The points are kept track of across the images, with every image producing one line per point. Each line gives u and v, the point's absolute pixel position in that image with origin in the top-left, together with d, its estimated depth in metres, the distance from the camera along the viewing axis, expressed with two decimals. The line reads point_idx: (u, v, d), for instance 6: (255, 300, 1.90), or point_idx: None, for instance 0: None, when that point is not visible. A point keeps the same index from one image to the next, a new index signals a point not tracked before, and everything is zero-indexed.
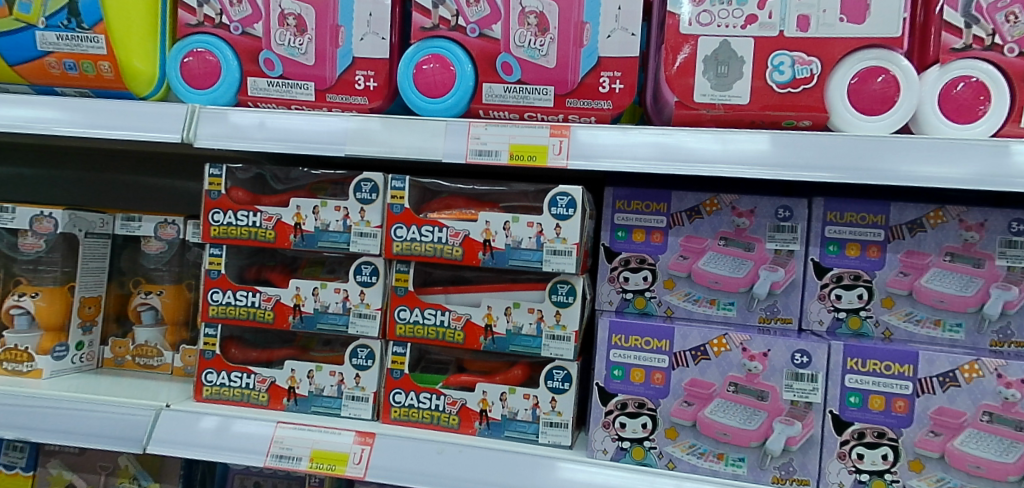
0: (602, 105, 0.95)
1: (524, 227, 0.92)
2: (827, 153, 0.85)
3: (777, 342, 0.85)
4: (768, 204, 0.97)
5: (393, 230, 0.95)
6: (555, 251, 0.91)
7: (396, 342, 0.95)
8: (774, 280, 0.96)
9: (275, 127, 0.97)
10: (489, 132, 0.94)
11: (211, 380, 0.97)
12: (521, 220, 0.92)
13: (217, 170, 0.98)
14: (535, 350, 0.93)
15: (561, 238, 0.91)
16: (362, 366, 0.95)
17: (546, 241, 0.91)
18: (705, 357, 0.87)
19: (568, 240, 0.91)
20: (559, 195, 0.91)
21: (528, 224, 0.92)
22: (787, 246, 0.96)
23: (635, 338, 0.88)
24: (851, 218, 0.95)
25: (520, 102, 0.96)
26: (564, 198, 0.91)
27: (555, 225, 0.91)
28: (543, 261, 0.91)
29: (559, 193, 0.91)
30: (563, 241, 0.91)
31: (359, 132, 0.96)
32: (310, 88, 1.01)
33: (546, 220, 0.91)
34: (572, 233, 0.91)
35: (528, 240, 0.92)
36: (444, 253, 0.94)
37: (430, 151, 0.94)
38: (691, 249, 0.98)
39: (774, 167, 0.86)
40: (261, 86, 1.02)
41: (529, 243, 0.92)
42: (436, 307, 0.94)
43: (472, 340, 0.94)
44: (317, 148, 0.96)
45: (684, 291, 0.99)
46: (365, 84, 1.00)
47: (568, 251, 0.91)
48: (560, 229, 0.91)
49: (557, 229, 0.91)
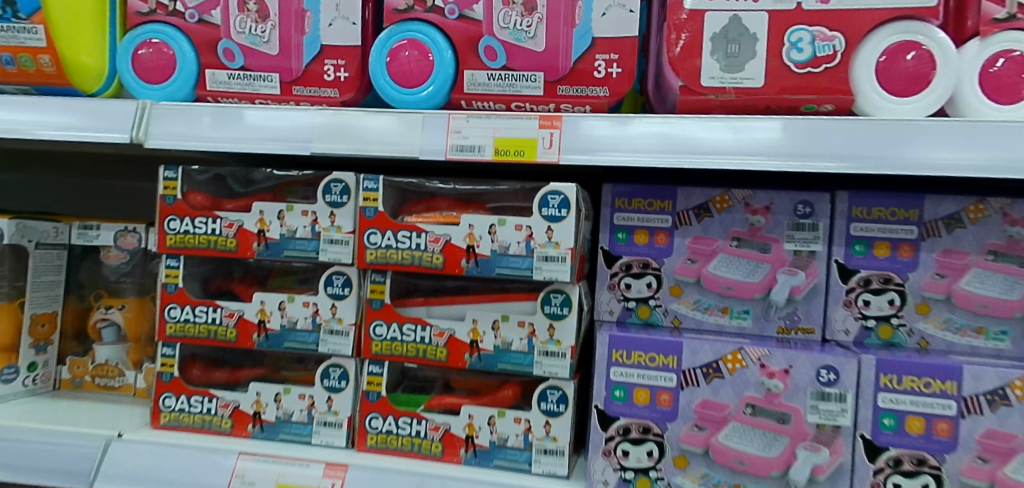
0: (598, 93, 0.84)
1: (512, 231, 0.82)
2: (854, 141, 0.75)
3: (800, 357, 0.75)
4: (786, 199, 0.86)
5: (365, 236, 0.85)
6: (546, 257, 0.81)
7: (372, 361, 0.85)
8: (793, 285, 0.85)
9: (235, 124, 0.87)
10: (471, 124, 0.83)
11: (169, 405, 0.88)
12: (508, 223, 0.82)
13: (172, 173, 0.88)
14: (526, 368, 0.83)
15: (553, 242, 0.81)
16: (335, 388, 0.85)
17: (537, 246, 0.81)
18: (717, 375, 0.77)
19: (561, 245, 0.81)
20: (550, 194, 0.81)
21: (516, 228, 0.82)
22: (808, 247, 0.86)
23: (638, 353, 0.79)
24: (879, 214, 0.84)
25: (506, 91, 0.86)
26: (556, 198, 0.81)
27: (546, 228, 0.81)
28: (534, 268, 0.81)
29: (550, 191, 0.81)
30: (556, 245, 0.81)
31: (327, 128, 0.86)
32: (274, 80, 0.91)
33: (536, 223, 0.81)
34: (565, 237, 0.81)
35: (516, 245, 0.82)
36: (424, 262, 0.84)
37: (407, 144, 0.84)
38: (700, 251, 0.88)
39: (794, 158, 0.76)
40: (221, 79, 0.92)
41: (518, 249, 0.82)
42: (415, 322, 0.84)
43: (456, 358, 0.84)
44: (282, 147, 0.87)
45: (692, 298, 0.89)
46: (335, 75, 0.90)
47: (561, 258, 0.81)
48: (552, 233, 0.81)
49: (549, 232, 0.81)
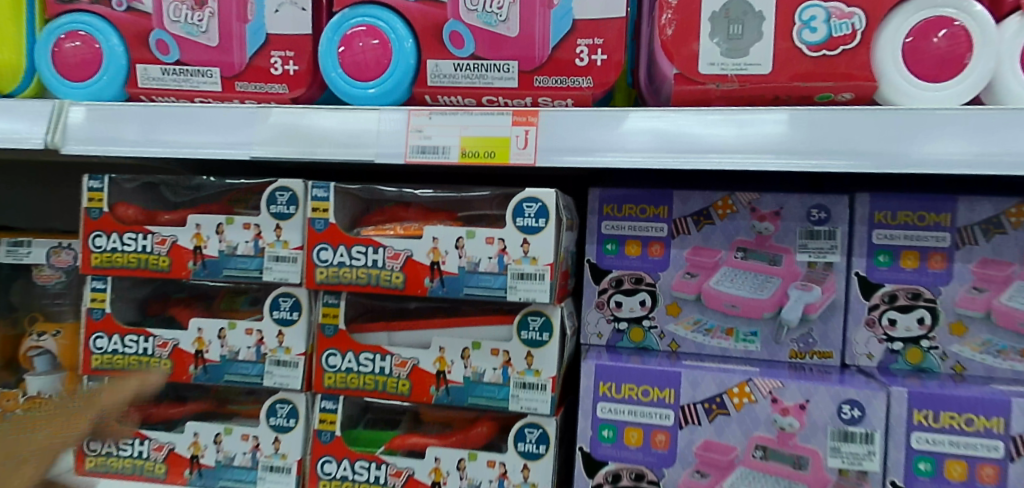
0: (581, 83, 0.72)
1: (482, 245, 0.70)
2: (881, 136, 0.64)
3: (818, 391, 0.64)
4: (797, 203, 0.75)
5: (314, 252, 0.73)
6: (522, 275, 0.70)
7: (326, 396, 0.74)
8: (808, 302, 0.74)
9: (165, 125, 0.76)
10: (434, 122, 0.72)
11: (95, 448, 0.77)
12: (477, 235, 0.70)
13: (97, 182, 0.76)
14: (500, 403, 0.72)
15: (530, 257, 0.70)
16: (282, 427, 0.75)
17: (511, 262, 0.70)
18: (722, 411, 0.66)
19: (539, 261, 0.69)
20: (526, 202, 0.70)
21: (486, 241, 0.70)
22: (824, 258, 0.75)
23: (629, 386, 0.68)
24: (905, 218, 0.73)
25: (476, 83, 0.74)
26: (533, 206, 0.70)
27: (521, 241, 0.70)
28: (508, 288, 0.70)
29: (525, 198, 0.70)
30: (532, 261, 0.69)
31: (270, 129, 0.75)
32: (214, 76, 0.79)
33: (510, 235, 0.70)
34: (544, 251, 0.69)
35: (488, 261, 0.70)
36: (382, 281, 0.72)
37: (361, 144, 0.72)
38: (700, 264, 0.77)
39: (807, 156, 0.65)
40: (154, 75, 0.80)
41: (489, 265, 0.70)
42: (373, 351, 0.74)
43: (421, 392, 0.73)
44: (217, 152, 0.75)
45: (692, 318, 0.78)
46: (283, 68, 0.78)
47: (539, 275, 0.69)
48: (528, 247, 0.69)
49: (524, 246, 0.70)
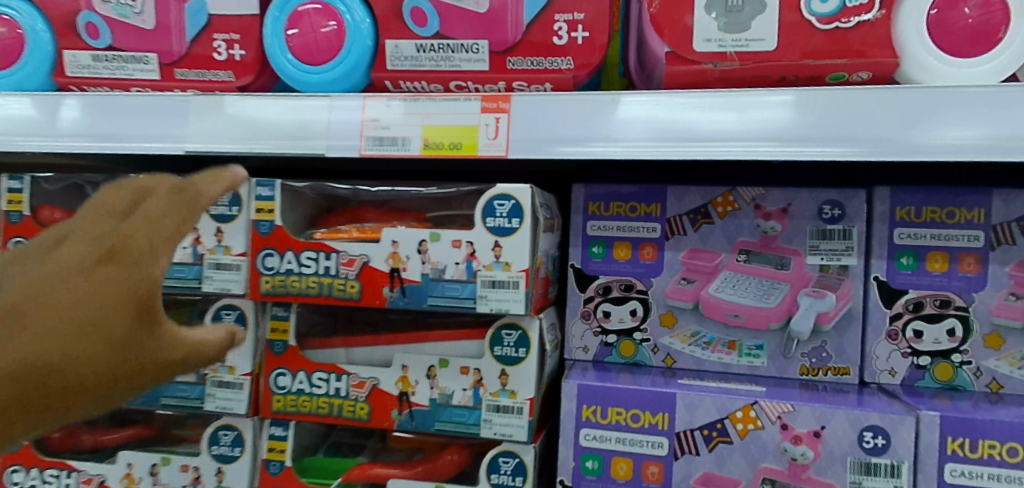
0: (560, 65, 0.63)
1: (449, 250, 0.62)
2: (907, 120, 0.55)
3: (835, 415, 0.56)
4: (808, 199, 0.66)
5: (259, 259, 0.65)
6: (493, 283, 0.61)
7: (274, 422, 0.66)
8: (820, 311, 0.65)
9: (93, 117, 0.67)
10: (391, 109, 0.63)
11: (18, 481, 0.69)
12: (442, 238, 0.62)
13: (17, 183, 0.69)
14: (471, 430, 0.63)
15: (502, 263, 0.61)
16: (226, 456, 0.66)
17: (481, 268, 0.61)
18: (724, 439, 0.57)
19: (512, 266, 0.61)
20: (498, 199, 0.61)
21: (453, 245, 0.62)
22: (838, 260, 0.66)
23: (615, 410, 0.59)
24: (931, 215, 0.64)
25: (442, 66, 0.65)
26: (504, 204, 0.61)
27: (492, 244, 0.61)
28: (477, 298, 0.61)
29: (497, 196, 0.61)
30: (505, 267, 0.61)
31: (207, 120, 0.66)
32: (151, 62, 0.70)
33: (480, 238, 0.61)
34: (518, 255, 0.60)
35: (455, 267, 0.62)
36: (335, 291, 0.63)
37: (311, 138, 0.64)
38: (698, 269, 0.68)
39: (819, 143, 0.56)
40: (83, 62, 0.71)
41: (455, 272, 0.62)
42: (327, 370, 0.64)
43: (381, 417, 0.64)
44: (151, 146, 0.66)
45: (690, 330, 0.69)
46: (228, 52, 0.69)
47: (512, 283, 0.61)
48: (500, 251, 0.61)
49: (495, 249, 0.61)
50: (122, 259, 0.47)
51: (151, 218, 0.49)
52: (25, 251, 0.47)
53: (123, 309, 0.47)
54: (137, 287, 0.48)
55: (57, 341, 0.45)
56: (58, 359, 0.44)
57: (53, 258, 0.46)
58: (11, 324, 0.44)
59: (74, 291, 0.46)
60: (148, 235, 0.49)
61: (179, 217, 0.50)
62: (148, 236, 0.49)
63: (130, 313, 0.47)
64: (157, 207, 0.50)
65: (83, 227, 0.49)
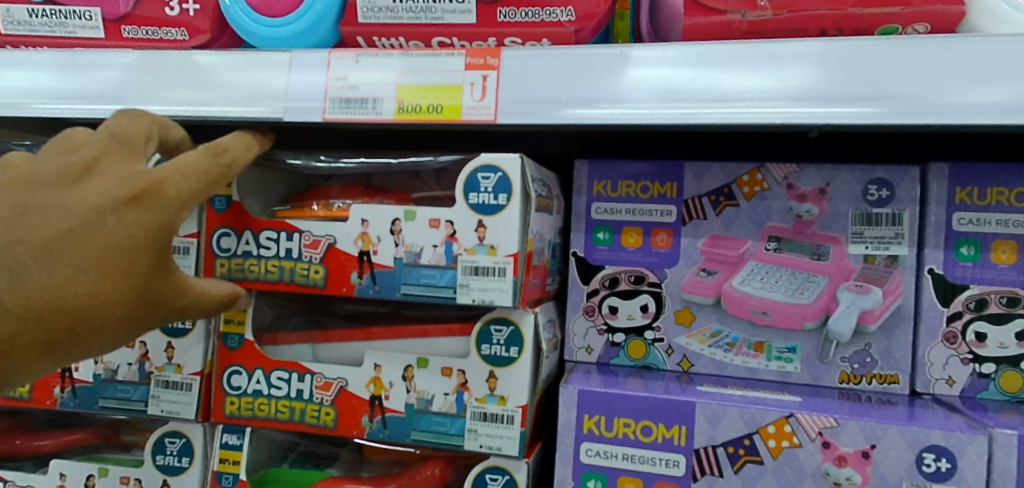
0: (559, 17, 0.54)
1: (425, 231, 0.53)
2: (978, 76, 0.45)
3: (889, 432, 0.46)
4: (850, 178, 0.57)
5: (214, 238, 0.56)
6: (476, 269, 0.52)
7: (227, 428, 0.57)
8: (863, 309, 0.55)
9: (21, 77, 0.58)
10: (362, 66, 0.54)
11: None
12: (417, 217, 0.53)
13: None
14: (453, 441, 0.53)
15: (486, 246, 0.52)
16: (173, 467, 0.57)
17: (462, 252, 0.52)
18: (753, 459, 0.48)
19: (499, 250, 0.51)
20: (483, 171, 0.52)
21: (430, 225, 0.53)
22: (886, 250, 0.56)
23: (623, 422, 0.50)
24: (996, 197, 0.55)
25: (421, 18, 0.56)
26: (490, 178, 0.52)
27: (475, 224, 0.52)
28: (458, 287, 0.52)
29: (481, 167, 0.52)
30: (490, 251, 0.52)
31: (151, 79, 0.56)
32: (95, 18, 0.61)
33: (461, 217, 0.52)
34: (504, 237, 0.51)
35: (432, 251, 0.53)
36: (298, 276, 0.55)
37: (270, 96, 0.54)
38: (721, 259, 0.59)
39: (871, 104, 0.46)
40: (20, 18, 0.61)
41: (433, 257, 0.53)
42: (287, 369, 0.56)
43: (348, 425, 0.55)
44: (86, 111, 0.57)
45: (710, 329, 0.59)
46: (180, 6, 0.60)
47: (498, 270, 0.51)
48: (484, 232, 0.52)
49: (479, 229, 0.52)
50: (152, 206, 0.45)
51: (185, 168, 0.47)
52: (45, 173, 0.44)
53: (150, 253, 0.46)
54: (164, 233, 0.46)
55: (83, 280, 0.43)
56: (83, 298, 0.43)
57: (81, 191, 0.44)
58: (39, 257, 0.42)
59: (102, 231, 0.43)
60: (180, 181, 0.47)
61: (213, 172, 0.49)
62: (182, 186, 0.47)
63: (155, 259, 0.46)
64: (190, 156, 0.48)
65: (109, 158, 0.46)
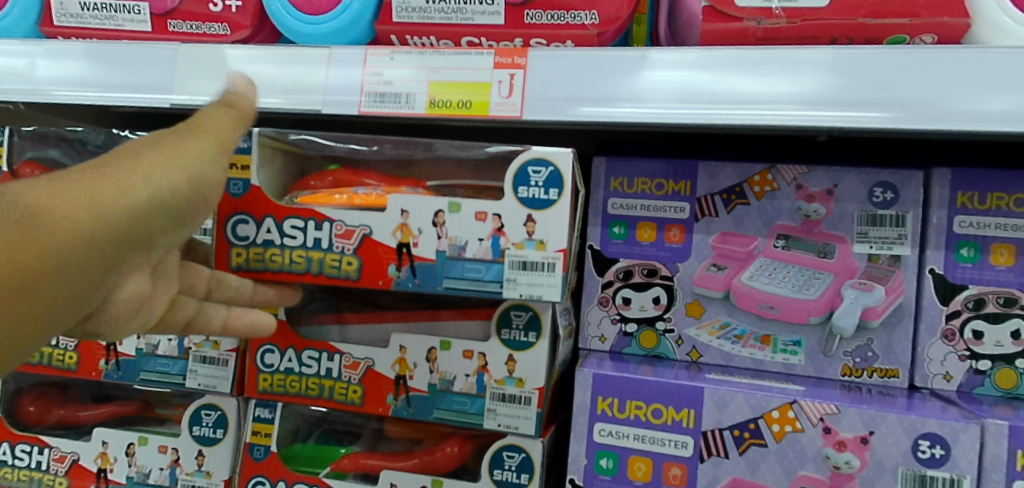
0: (584, 20, 0.57)
1: (471, 223, 0.54)
2: (977, 87, 0.48)
3: (886, 419, 0.49)
4: (856, 180, 0.60)
5: (229, 226, 0.58)
6: (524, 264, 0.54)
7: (260, 403, 0.60)
8: (866, 306, 0.58)
9: (73, 63, 0.61)
10: (396, 63, 0.57)
11: None
12: (462, 209, 0.54)
13: None
14: (473, 420, 0.57)
15: (535, 241, 0.53)
16: (209, 438, 0.61)
17: (510, 246, 0.54)
18: (757, 442, 0.51)
19: (548, 245, 0.53)
20: (533, 166, 0.54)
21: (476, 218, 0.54)
22: (889, 250, 0.59)
23: (634, 404, 0.53)
24: (996, 202, 0.57)
25: (452, 18, 0.59)
26: (539, 172, 0.53)
27: (525, 218, 0.53)
28: (505, 282, 0.54)
29: (532, 161, 0.54)
30: (539, 246, 0.53)
31: (196, 71, 0.60)
32: (142, 12, 0.64)
33: (510, 211, 0.54)
34: (554, 233, 0.53)
35: (478, 244, 0.54)
36: (327, 267, 0.56)
37: (308, 89, 0.58)
38: (731, 254, 0.61)
39: (880, 109, 0.49)
40: (72, 11, 0.65)
41: (478, 250, 0.54)
42: (317, 348, 0.59)
43: (375, 402, 0.58)
44: (134, 99, 0.60)
45: (718, 321, 0.62)
46: (224, 3, 0.63)
47: (547, 265, 0.53)
48: (533, 226, 0.53)
49: (528, 222, 0.53)
50: None
51: None
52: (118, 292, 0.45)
53: None
54: None
55: None
56: None
57: None
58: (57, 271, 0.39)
59: None
60: None
61: None
62: None
63: None
64: None
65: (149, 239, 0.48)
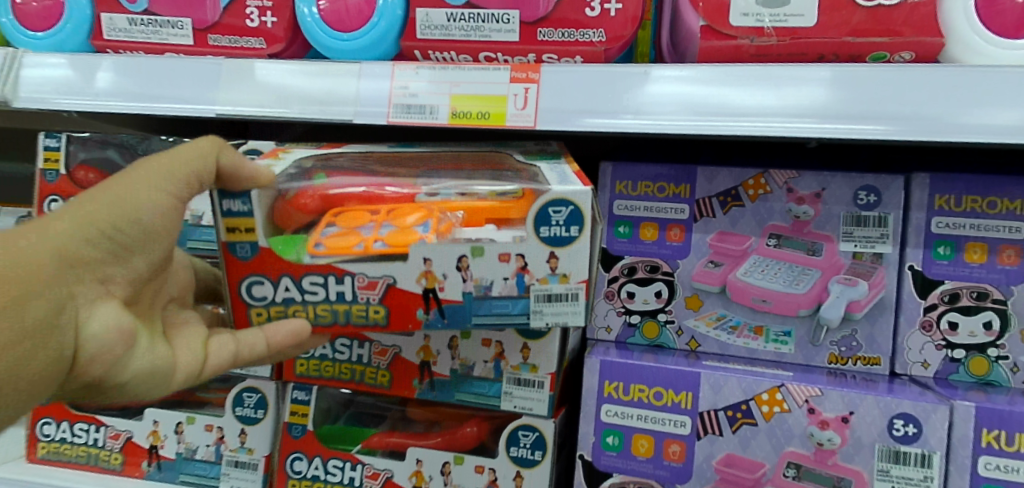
0: (591, 38, 0.62)
1: (495, 265, 0.50)
2: (947, 101, 0.53)
3: (865, 401, 0.54)
4: (843, 183, 0.65)
5: (243, 288, 0.53)
6: (550, 296, 0.51)
7: (297, 386, 0.66)
8: (851, 299, 0.63)
9: (124, 75, 0.67)
10: (420, 77, 0.63)
11: (48, 433, 0.69)
12: (485, 252, 0.50)
13: (54, 141, 0.69)
14: (491, 402, 0.62)
15: (559, 275, 0.50)
16: (250, 418, 0.67)
17: (534, 282, 0.51)
18: (748, 421, 0.56)
19: (573, 277, 0.51)
20: (553, 204, 0.49)
21: (500, 259, 0.50)
22: (872, 248, 0.64)
23: (638, 388, 0.58)
24: (971, 204, 0.62)
25: (471, 36, 0.64)
26: (557, 209, 0.50)
27: (547, 255, 0.50)
28: (531, 315, 0.51)
29: (550, 200, 0.49)
30: (563, 279, 0.51)
31: (237, 83, 0.65)
32: (185, 28, 0.70)
33: (532, 249, 0.50)
34: (578, 265, 0.50)
35: (503, 283, 0.51)
36: (354, 318, 0.52)
37: (341, 101, 0.63)
38: (728, 252, 0.67)
39: (859, 122, 0.55)
40: (121, 25, 0.71)
41: (504, 289, 0.51)
42: (350, 336, 0.64)
43: (402, 385, 0.63)
44: (181, 109, 0.66)
45: (715, 314, 0.68)
46: (260, 19, 0.69)
47: (571, 296, 0.51)
48: (557, 262, 0.50)
49: (552, 260, 0.50)
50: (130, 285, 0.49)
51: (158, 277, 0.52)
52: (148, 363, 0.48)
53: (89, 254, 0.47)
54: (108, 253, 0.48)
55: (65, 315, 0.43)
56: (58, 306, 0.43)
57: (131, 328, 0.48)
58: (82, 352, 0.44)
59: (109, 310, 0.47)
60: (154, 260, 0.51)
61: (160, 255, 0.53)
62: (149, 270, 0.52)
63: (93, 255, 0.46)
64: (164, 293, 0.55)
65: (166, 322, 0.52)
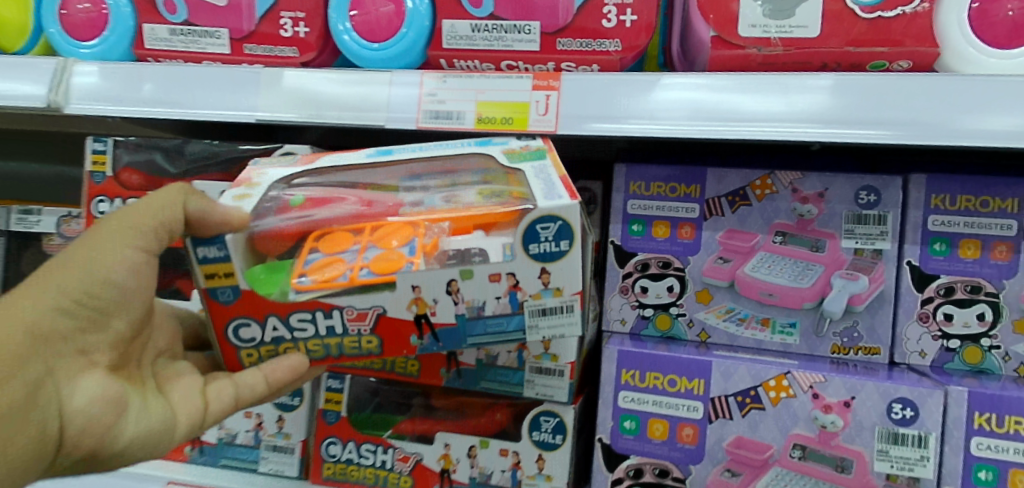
0: (608, 47, 0.66)
1: (486, 285, 0.50)
2: (943, 108, 0.57)
3: (866, 386, 0.58)
4: (845, 184, 0.69)
5: (232, 328, 0.54)
6: (543, 311, 0.51)
7: (331, 374, 0.70)
8: (853, 292, 0.67)
9: (167, 83, 0.71)
10: (447, 85, 0.67)
11: None
12: (474, 275, 0.50)
13: (102, 145, 0.74)
14: (515, 389, 0.66)
15: (551, 290, 0.51)
16: (286, 405, 0.71)
17: (527, 298, 0.51)
18: (757, 406, 0.60)
19: (564, 291, 0.51)
20: (541, 222, 0.49)
21: (491, 279, 0.50)
22: (872, 245, 0.68)
23: (653, 375, 0.62)
24: (966, 203, 0.66)
25: (494, 45, 0.68)
26: (545, 225, 0.49)
27: (538, 271, 0.50)
28: (528, 329, 0.52)
29: (538, 218, 0.49)
30: (556, 293, 0.51)
31: (274, 90, 0.69)
32: (222, 37, 0.74)
33: (523, 267, 0.50)
34: (571, 279, 0.50)
35: (496, 301, 0.51)
36: (347, 348, 0.53)
37: (373, 107, 0.67)
38: (736, 249, 0.71)
39: (861, 127, 0.59)
40: (162, 35, 0.75)
41: (497, 307, 0.51)
42: None
43: (430, 374, 0.67)
44: (221, 114, 0.70)
45: (724, 307, 0.72)
46: (293, 29, 0.73)
47: (566, 308, 0.51)
48: (549, 277, 0.50)
49: (543, 276, 0.50)
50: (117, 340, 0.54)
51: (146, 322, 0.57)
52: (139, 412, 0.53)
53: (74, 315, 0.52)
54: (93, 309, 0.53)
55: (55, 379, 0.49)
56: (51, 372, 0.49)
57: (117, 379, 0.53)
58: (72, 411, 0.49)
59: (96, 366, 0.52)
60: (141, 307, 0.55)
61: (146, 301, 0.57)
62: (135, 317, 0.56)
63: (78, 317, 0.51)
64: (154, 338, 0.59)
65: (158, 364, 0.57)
